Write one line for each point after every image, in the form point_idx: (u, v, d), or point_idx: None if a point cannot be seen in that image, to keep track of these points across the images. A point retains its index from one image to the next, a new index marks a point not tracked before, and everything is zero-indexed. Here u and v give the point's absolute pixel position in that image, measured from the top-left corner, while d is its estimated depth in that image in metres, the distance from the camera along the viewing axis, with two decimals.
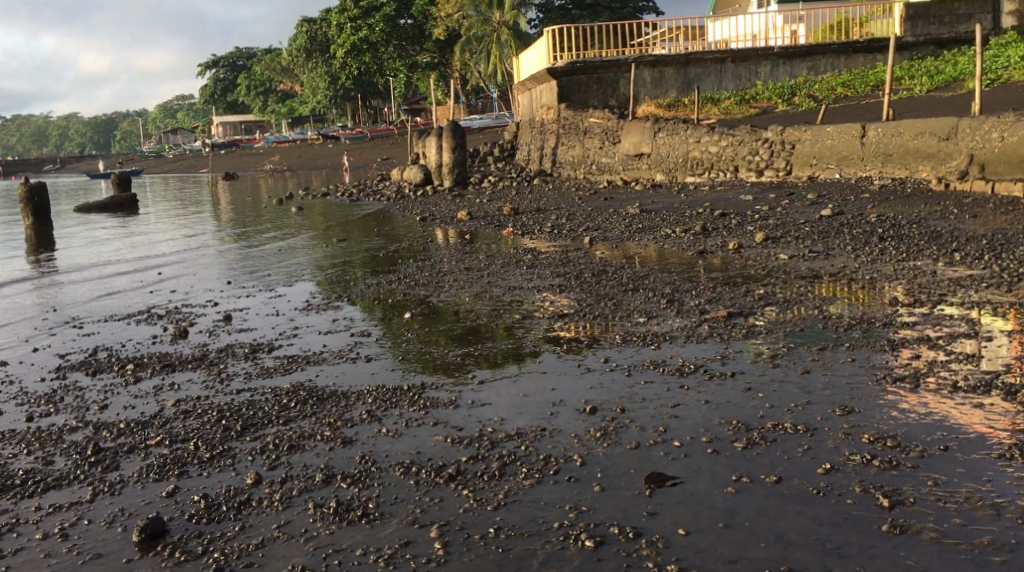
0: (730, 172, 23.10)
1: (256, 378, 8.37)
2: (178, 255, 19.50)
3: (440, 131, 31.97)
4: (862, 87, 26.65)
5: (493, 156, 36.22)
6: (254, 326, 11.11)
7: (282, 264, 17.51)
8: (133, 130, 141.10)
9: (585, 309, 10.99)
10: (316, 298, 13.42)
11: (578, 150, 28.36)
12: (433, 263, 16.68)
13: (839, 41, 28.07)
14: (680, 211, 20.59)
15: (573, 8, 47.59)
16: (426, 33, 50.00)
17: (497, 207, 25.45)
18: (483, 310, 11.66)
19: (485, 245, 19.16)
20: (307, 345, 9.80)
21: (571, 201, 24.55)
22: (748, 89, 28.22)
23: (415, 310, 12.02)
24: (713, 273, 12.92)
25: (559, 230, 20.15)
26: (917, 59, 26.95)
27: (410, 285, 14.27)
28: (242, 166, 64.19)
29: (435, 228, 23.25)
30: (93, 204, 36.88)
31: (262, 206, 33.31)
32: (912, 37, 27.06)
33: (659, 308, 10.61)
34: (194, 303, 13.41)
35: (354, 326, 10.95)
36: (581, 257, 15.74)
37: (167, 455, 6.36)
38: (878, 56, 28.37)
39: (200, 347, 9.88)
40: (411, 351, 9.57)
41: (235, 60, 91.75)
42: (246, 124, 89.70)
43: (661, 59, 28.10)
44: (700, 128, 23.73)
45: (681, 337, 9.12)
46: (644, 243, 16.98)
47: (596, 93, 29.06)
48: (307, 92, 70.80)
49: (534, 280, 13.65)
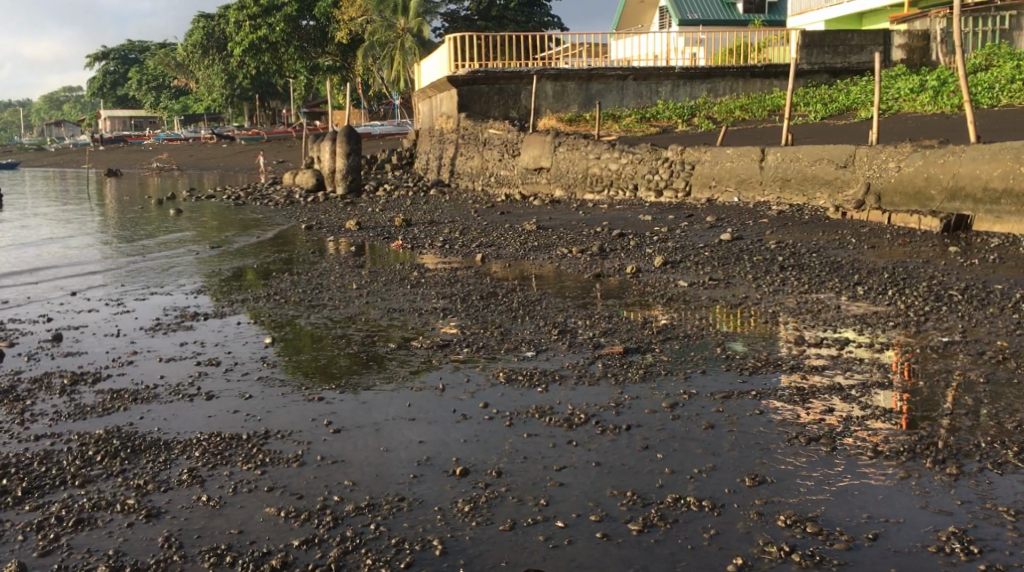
0: (629, 190, 22.39)
1: (63, 421, 7.49)
2: (34, 263, 17.82)
3: (334, 135, 30.44)
4: (759, 111, 26.36)
5: (390, 164, 34.92)
6: (82, 352, 10.10)
7: (145, 275, 16.11)
8: (15, 120, 134.04)
9: (466, 339, 9.87)
10: (167, 313, 12.32)
11: (477, 161, 27.35)
12: (312, 278, 15.38)
13: (736, 64, 27.78)
14: (578, 229, 19.74)
15: (478, 19, 46.63)
16: (327, 36, 48.34)
17: (389, 218, 24.23)
18: (355, 336, 10.43)
19: (372, 258, 17.92)
20: (140, 376, 8.86)
21: (466, 214, 23.49)
22: (649, 108, 27.70)
23: (276, 331, 10.84)
24: (609, 300, 11.96)
25: (451, 245, 19.08)
26: (812, 86, 26.82)
27: (280, 303, 12.95)
28: (129, 162, 61.13)
29: (322, 238, 21.87)
30: None
31: (141, 207, 31.29)
32: (808, 65, 26.94)
33: (546, 341, 9.55)
34: (23, 317, 12.22)
35: (203, 351, 9.86)
36: (471, 277, 14.65)
37: None
38: (775, 81, 28.18)
39: (10, 379, 8.92)
40: (260, 384, 8.38)
41: (124, 52, 87.84)
42: (137, 119, 85.93)
43: (563, 72, 27.38)
44: (600, 145, 23.00)
45: (572, 377, 8.02)
46: (538, 263, 15.99)
47: (497, 104, 28.08)
48: (201, 89, 68.01)
49: (415, 302, 12.47)
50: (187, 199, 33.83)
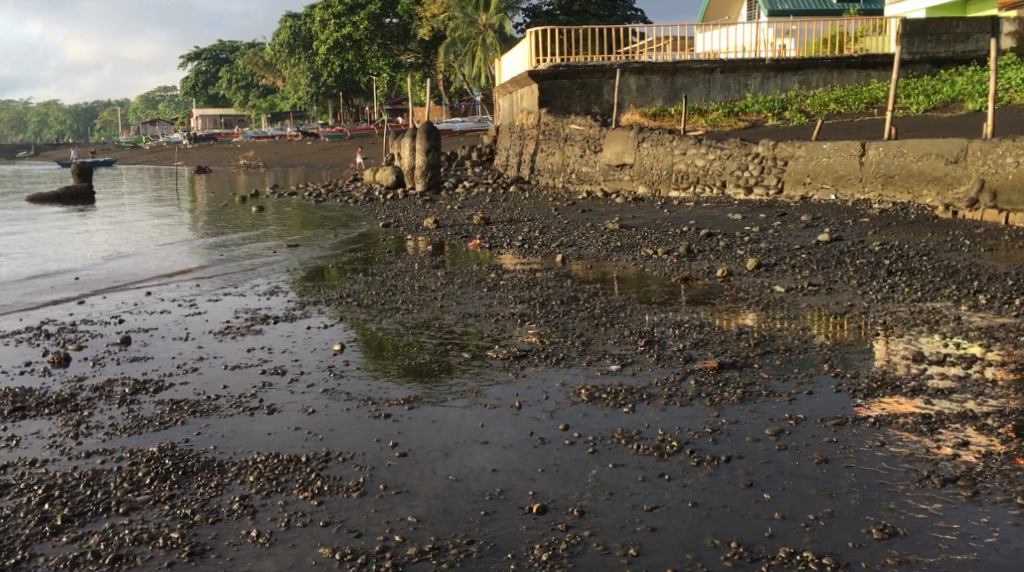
0: (716, 187, 21.43)
1: (117, 435, 7.04)
2: (116, 263, 17.77)
3: (414, 132, 30.04)
4: (856, 104, 25.06)
5: (470, 160, 34.45)
6: (149, 357, 9.71)
7: (223, 275, 15.83)
8: (112, 118, 137.87)
9: (546, 350, 9.16)
10: (238, 315, 11.91)
11: (558, 158, 26.67)
12: (387, 279, 14.87)
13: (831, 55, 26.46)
14: (664, 228, 18.91)
15: (560, 14, 45.85)
16: (410, 33, 48.16)
17: (467, 215, 23.73)
18: (428, 344, 9.84)
19: (450, 258, 17.38)
20: (203, 386, 8.40)
21: (547, 212, 22.85)
22: (737, 102, 26.60)
23: (347, 337, 10.34)
24: (699, 305, 11.13)
25: (532, 245, 18.44)
26: (914, 77, 25.40)
27: (352, 305, 12.46)
28: (217, 160, 62.10)
29: (400, 236, 21.45)
30: (50, 195, 34.79)
31: (226, 204, 31.39)
32: (908, 55, 25.50)
33: (632, 354, 8.77)
34: (95, 317, 11.95)
35: (270, 358, 9.39)
36: (551, 279, 13.98)
37: None
38: (872, 73, 26.79)
39: (71, 386, 8.54)
40: (324, 397, 7.84)
41: (216, 52, 89.29)
42: (227, 118, 87.40)
43: (648, 66, 26.46)
44: (686, 140, 22.08)
45: (662, 398, 7.24)
46: (621, 264, 15.23)
47: (579, 100, 27.32)
48: (287, 87, 68.64)
49: (492, 306, 11.85)
50: (271, 197, 33.89)
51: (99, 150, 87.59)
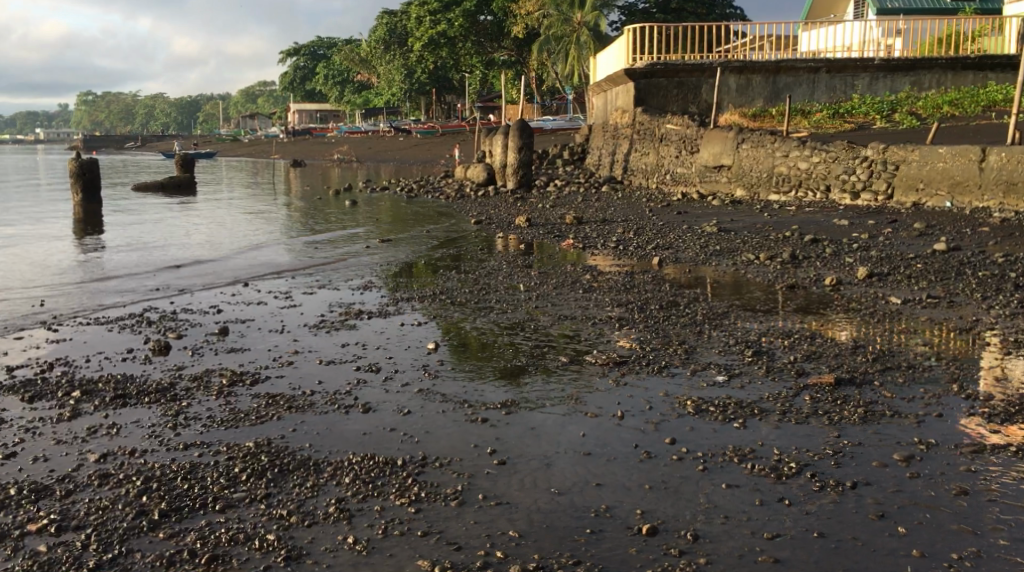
0: (819, 192, 20.65)
1: (214, 428, 6.89)
2: (214, 253, 17.97)
3: (507, 129, 29.80)
4: (972, 106, 23.97)
5: (562, 159, 34.11)
6: (245, 349, 9.63)
7: (316, 268, 15.81)
8: (214, 111, 141.36)
9: (647, 357, 8.77)
10: (333, 310, 11.83)
11: (653, 158, 26.14)
12: (480, 277, 14.62)
13: (946, 55, 25.23)
14: (765, 232, 18.29)
15: (656, 12, 45.14)
16: (504, 31, 48.07)
17: (560, 214, 23.41)
18: (523, 346, 9.54)
19: (544, 258, 17.09)
20: (298, 380, 8.25)
21: (641, 213, 22.39)
22: (843, 103, 25.60)
23: (440, 336, 10.11)
24: (809, 314, 10.64)
25: (627, 246, 18.02)
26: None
27: (445, 303, 12.25)
28: (313, 154, 63.05)
29: (492, 234, 21.27)
30: (152, 185, 35.64)
31: (319, 198, 31.67)
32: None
33: (738, 365, 8.33)
34: (194, 307, 11.99)
35: (364, 355, 9.21)
36: (650, 282, 13.58)
37: (49, 553, 5.11)
38: (990, 74, 25.37)
39: (170, 375, 8.48)
40: (419, 397, 7.60)
41: (314, 48, 90.60)
42: (323, 112, 88.73)
43: (749, 65, 25.66)
44: (790, 141, 21.33)
45: (774, 413, 6.78)
46: (720, 270, 14.74)
47: (676, 99, 26.71)
48: (382, 83, 69.24)
49: (588, 309, 11.50)
50: (364, 191, 34.10)
51: (200, 142, 89.85)
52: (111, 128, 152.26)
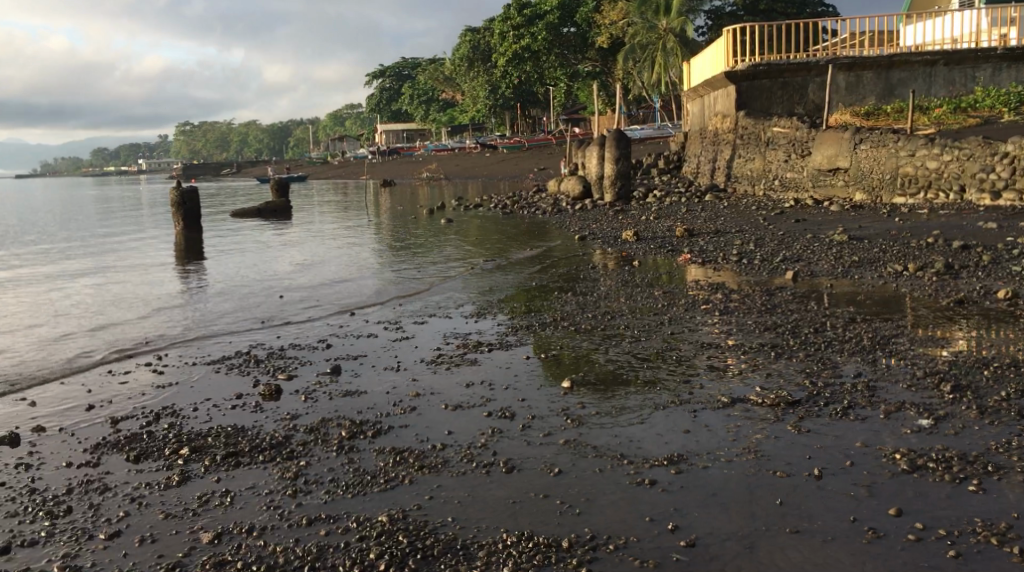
0: (952, 193, 18.93)
1: (340, 496, 5.96)
2: (313, 277, 17.32)
3: (603, 139, 28.62)
4: None
5: (658, 168, 32.86)
6: (362, 391, 8.71)
7: (425, 292, 15.01)
8: (304, 135, 143.41)
9: (822, 397, 7.51)
10: (448, 342, 10.86)
11: (758, 164, 24.69)
12: (597, 299, 13.56)
13: None
14: (901, 239, 16.83)
15: (745, 15, 43.34)
16: (589, 41, 46.96)
17: (667, 226, 22.25)
18: (670, 382, 8.41)
19: (661, 275, 15.96)
20: (425, 431, 7.26)
21: (754, 222, 20.97)
22: (964, 97, 23.37)
23: (574, 371, 9.03)
24: (998, 341, 9.45)
25: (749, 259, 16.78)
26: None
27: (568, 330, 11.16)
28: (402, 174, 62.85)
29: (599, 250, 20.22)
30: (247, 211, 35.52)
31: (412, 217, 30.96)
32: None
33: (941, 406, 7.09)
34: (302, 341, 11.17)
35: (493, 398, 8.19)
36: (791, 302, 12.25)
37: None
38: None
39: (284, 425, 7.60)
40: (568, 452, 6.53)
41: (400, 69, 90.83)
42: (410, 132, 88.81)
43: (858, 61, 23.72)
44: (915, 139, 19.73)
45: (1016, 473, 5.61)
46: (863, 286, 13.31)
47: (780, 101, 25.01)
48: (467, 100, 68.63)
49: (732, 335, 10.31)
50: (457, 208, 33.32)
51: (290, 166, 90.75)
52: (206, 154, 155.88)
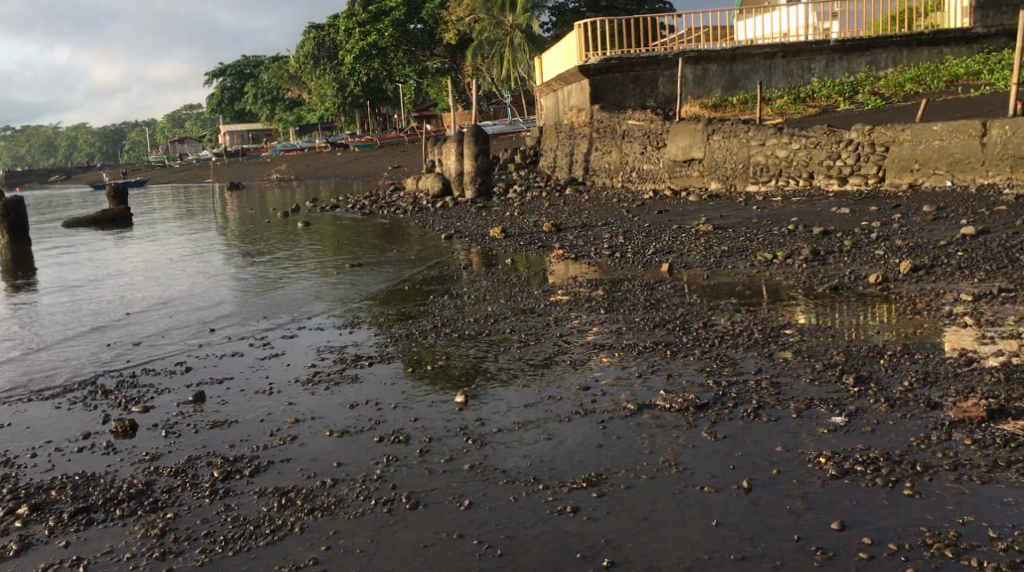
0: (802, 179, 19.32)
1: (218, 557, 5.40)
2: (163, 291, 16.11)
3: (460, 135, 28.07)
4: (935, 82, 22.36)
5: (515, 163, 32.61)
6: (232, 421, 7.95)
7: (287, 302, 14.11)
8: (142, 138, 137.14)
9: (730, 398, 7.18)
10: (323, 357, 10.10)
11: (615, 156, 24.62)
12: (470, 302, 13.01)
13: (902, 33, 23.61)
14: (763, 227, 17.01)
15: (587, 11, 43.62)
16: (436, 38, 46.34)
17: (532, 222, 21.94)
18: (562, 392, 7.93)
19: (534, 273, 15.58)
20: (309, 465, 6.63)
21: (618, 214, 20.91)
22: (802, 88, 23.97)
23: (466, 385, 8.48)
24: (883, 325, 9.37)
25: (619, 253, 16.57)
26: (993, 53, 23.29)
27: (452, 338, 10.59)
28: (251, 176, 60.66)
29: (466, 248, 19.71)
30: (84, 221, 33.26)
31: (266, 221, 29.62)
32: (983, 28, 23.42)
33: (849, 401, 6.83)
34: (158, 365, 10.23)
35: (382, 419, 7.58)
36: (672, 296, 12.02)
37: None
38: (945, 49, 23.67)
39: (142, 470, 6.87)
40: (475, 478, 6.08)
41: (243, 68, 87.53)
42: (256, 132, 85.94)
43: (704, 53, 23.88)
44: (765, 128, 20.02)
45: (947, 469, 5.46)
46: (738, 276, 13.23)
47: (633, 93, 25.07)
48: (314, 99, 66.80)
49: (622, 335, 9.93)
50: (313, 211, 32.15)
51: (129, 171, 86.27)
52: (34, 160, 146.65)
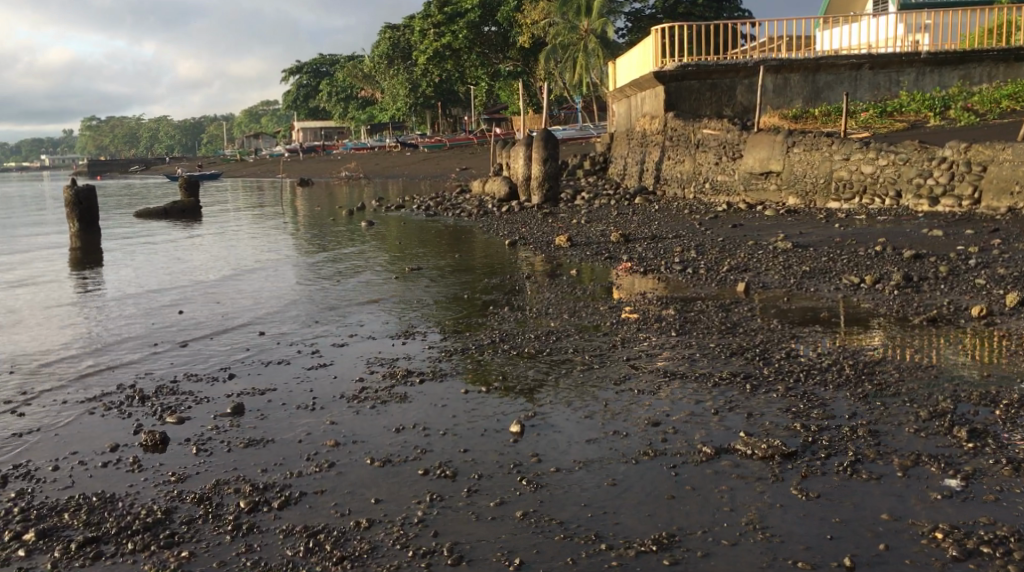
0: (889, 198, 18.15)
1: None
2: (217, 288, 15.61)
3: (529, 139, 27.27)
4: None
5: (583, 169, 31.76)
6: (268, 440, 7.30)
7: (340, 306, 13.49)
8: (218, 131, 139.20)
9: (821, 448, 6.31)
10: (373, 371, 9.42)
11: (688, 166, 23.61)
12: (533, 316, 12.23)
13: (998, 46, 22.28)
14: (848, 247, 15.96)
15: (664, 18, 42.58)
16: (509, 41, 45.65)
17: (599, 231, 21.12)
18: (626, 428, 7.12)
19: (601, 286, 14.76)
20: (344, 500, 5.96)
21: (690, 227, 20.00)
22: (889, 101, 22.69)
23: (524, 412, 7.71)
24: (989, 366, 8.34)
25: (692, 269, 15.66)
26: None
27: (509, 356, 9.83)
28: (320, 172, 60.70)
29: (529, 256, 18.97)
30: (152, 211, 33.23)
31: (330, 219, 29.18)
32: None
33: (962, 460, 5.93)
34: (201, 371, 9.67)
35: (428, 448, 6.86)
36: (751, 320, 11.10)
37: None
38: None
39: (166, 494, 6.27)
40: (528, 530, 5.39)
41: (318, 67, 87.93)
42: (328, 130, 86.26)
43: (785, 63, 22.69)
44: (850, 142, 18.90)
45: None
46: (822, 301, 12.23)
47: (709, 101, 24.00)
48: (385, 98, 66.75)
49: (697, 363, 9.06)
50: (378, 210, 31.68)
51: (203, 163, 87.21)
52: (115, 150, 149.87)
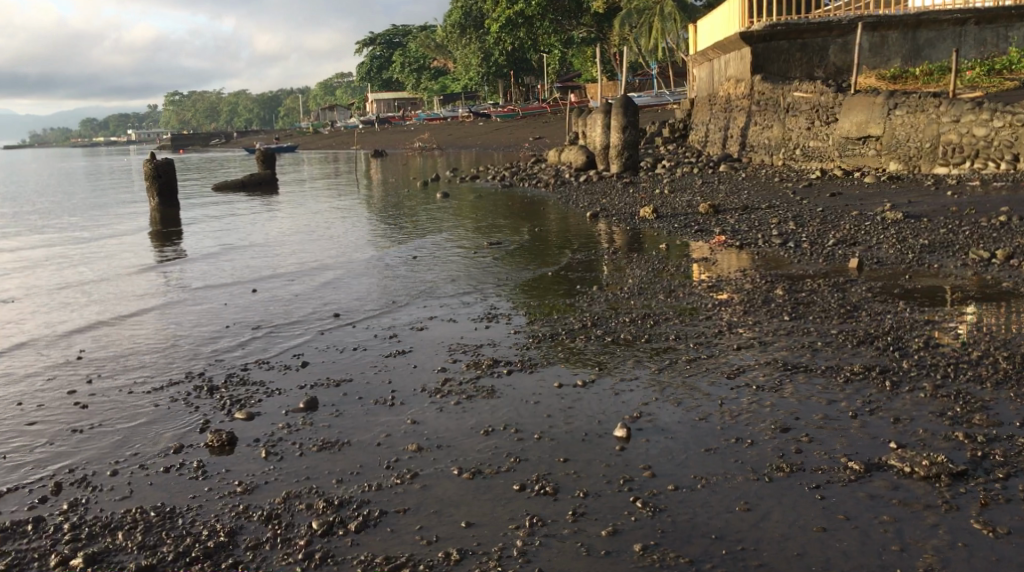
0: (1005, 162, 16.63)
1: None
2: (287, 266, 14.96)
3: (609, 105, 26.07)
4: None
5: (664, 136, 30.43)
6: (343, 442, 6.51)
7: (415, 285, 12.67)
8: (293, 104, 139.94)
9: (995, 467, 5.28)
10: (455, 360, 8.57)
11: (777, 131, 22.23)
12: (626, 296, 11.24)
13: None
14: (964, 218, 14.58)
15: None
16: (583, 6, 44.17)
17: (684, 201, 20.00)
18: (747, 434, 6.13)
19: (692, 262, 13.66)
20: (432, 524, 5.17)
21: (783, 195, 18.75)
22: (996, 58, 20.68)
23: (628, 411, 6.76)
24: None
25: (792, 243, 14.45)
26: None
27: (604, 344, 8.86)
28: (394, 143, 60.17)
29: (613, 229, 17.95)
30: (227, 185, 32.92)
31: (403, 191, 28.45)
32: None
33: None
34: (273, 358, 8.95)
35: (522, 456, 5.98)
36: (876, 302, 9.92)
37: None
38: None
39: (231, 508, 5.54)
40: None
41: (390, 37, 87.21)
42: (401, 101, 85.62)
43: (883, 20, 20.96)
44: (959, 103, 17.29)
45: None
46: (947, 279, 10.95)
47: (799, 63, 22.25)
48: (458, 68, 65.84)
49: (821, 354, 7.99)
50: (453, 181, 30.85)
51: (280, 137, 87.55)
52: (194, 124, 151.92)
